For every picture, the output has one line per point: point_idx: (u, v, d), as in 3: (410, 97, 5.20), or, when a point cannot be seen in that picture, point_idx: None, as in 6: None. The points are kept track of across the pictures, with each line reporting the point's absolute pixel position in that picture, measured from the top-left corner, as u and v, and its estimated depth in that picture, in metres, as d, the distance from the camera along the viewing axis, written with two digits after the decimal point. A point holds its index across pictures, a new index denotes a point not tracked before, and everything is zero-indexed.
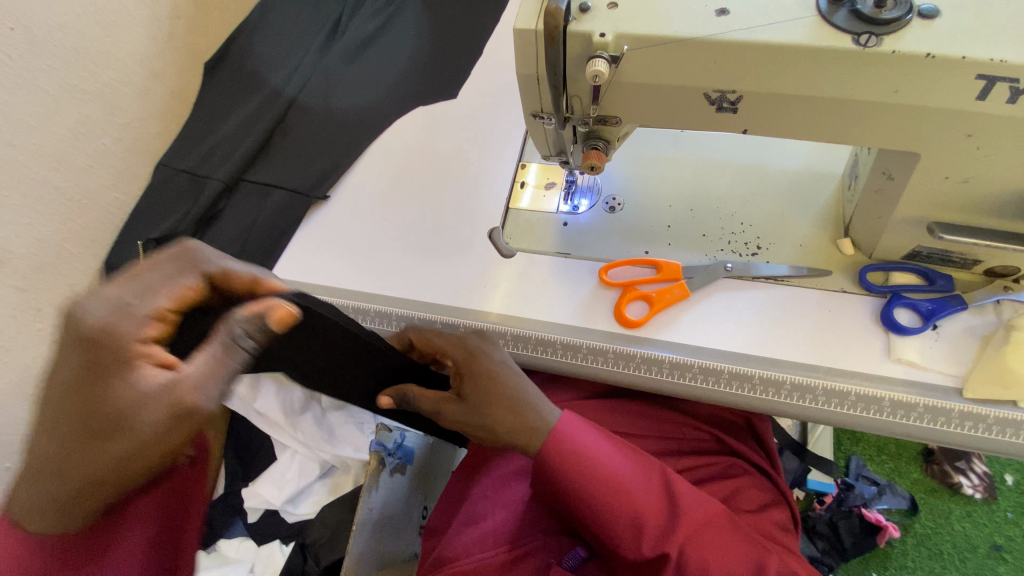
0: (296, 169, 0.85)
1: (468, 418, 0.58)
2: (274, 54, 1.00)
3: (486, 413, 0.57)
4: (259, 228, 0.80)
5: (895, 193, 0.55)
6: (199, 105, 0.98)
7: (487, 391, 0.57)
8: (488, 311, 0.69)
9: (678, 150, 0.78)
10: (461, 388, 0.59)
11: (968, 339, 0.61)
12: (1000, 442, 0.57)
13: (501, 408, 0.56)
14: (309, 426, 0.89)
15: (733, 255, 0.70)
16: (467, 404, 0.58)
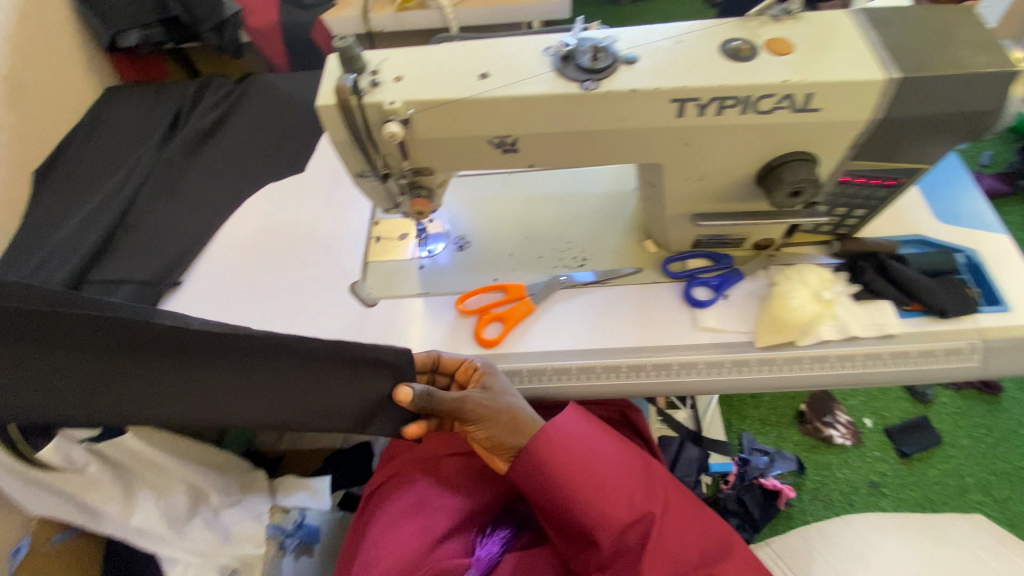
0: (142, 261, 0.90)
1: (491, 411, 0.67)
2: (110, 155, 1.06)
3: (514, 406, 0.68)
4: None
5: (660, 196, 0.72)
6: (29, 212, 0.98)
7: (507, 390, 0.70)
8: None
9: (509, 190, 0.94)
10: (485, 386, 0.69)
11: (749, 300, 0.77)
12: (789, 376, 0.72)
13: (522, 417, 0.68)
14: (200, 531, 0.85)
15: (566, 269, 0.84)
16: (493, 398, 0.67)
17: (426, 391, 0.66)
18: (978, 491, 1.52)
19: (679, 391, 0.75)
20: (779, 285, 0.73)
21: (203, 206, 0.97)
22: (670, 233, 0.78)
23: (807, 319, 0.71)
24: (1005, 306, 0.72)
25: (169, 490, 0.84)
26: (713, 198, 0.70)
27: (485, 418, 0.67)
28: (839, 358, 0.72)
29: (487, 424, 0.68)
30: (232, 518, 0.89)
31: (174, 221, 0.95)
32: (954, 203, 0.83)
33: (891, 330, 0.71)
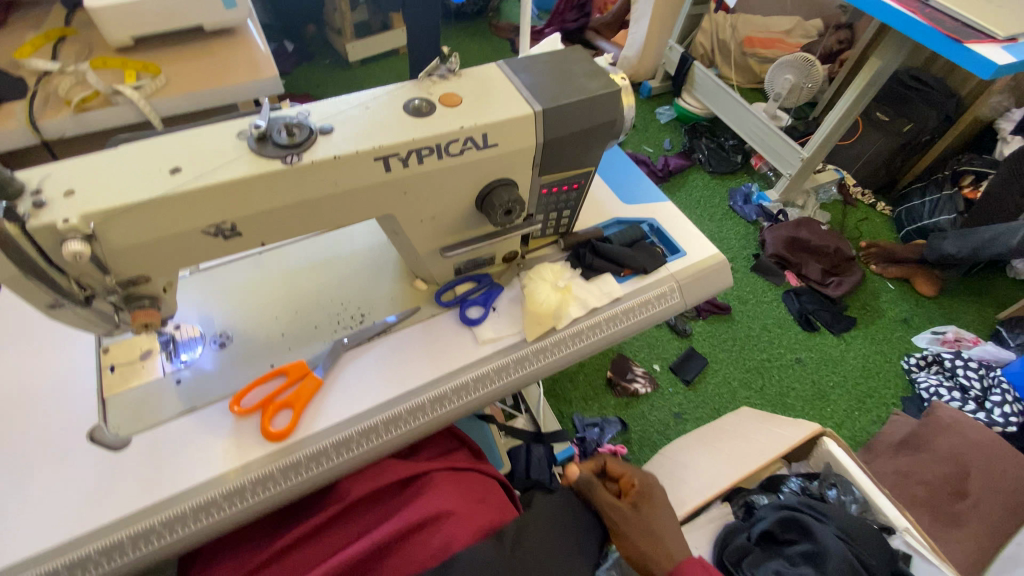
0: None
1: (629, 526, 0.81)
2: None
3: (655, 535, 0.79)
4: None
5: (404, 241, 0.77)
6: None
7: (661, 513, 0.83)
8: (130, 511, 0.67)
9: (264, 270, 0.90)
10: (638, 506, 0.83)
11: (513, 306, 0.88)
12: (561, 356, 0.85)
13: (621, 537, 0.81)
14: None
15: (346, 329, 0.84)
16: (638, 517, 0.81)
17: (588, 480, 0.84)
18: (742, 389, 1.95)
19: (476, 406, 0.81)
20: (527, 286, 0.86)
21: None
22: (430, 269, 0.84)
23: (555, 306, 0.84)
24: (682, 252, 0.97)
25: None
26: (452, 231, 0.79)
27: (619, 529, 0.81)
28: (589, 328, 0.87)
29: (625, 537, 0.81)
30: None
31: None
32: (632, 186, 1.08)
33: (617, 292, 0.89)
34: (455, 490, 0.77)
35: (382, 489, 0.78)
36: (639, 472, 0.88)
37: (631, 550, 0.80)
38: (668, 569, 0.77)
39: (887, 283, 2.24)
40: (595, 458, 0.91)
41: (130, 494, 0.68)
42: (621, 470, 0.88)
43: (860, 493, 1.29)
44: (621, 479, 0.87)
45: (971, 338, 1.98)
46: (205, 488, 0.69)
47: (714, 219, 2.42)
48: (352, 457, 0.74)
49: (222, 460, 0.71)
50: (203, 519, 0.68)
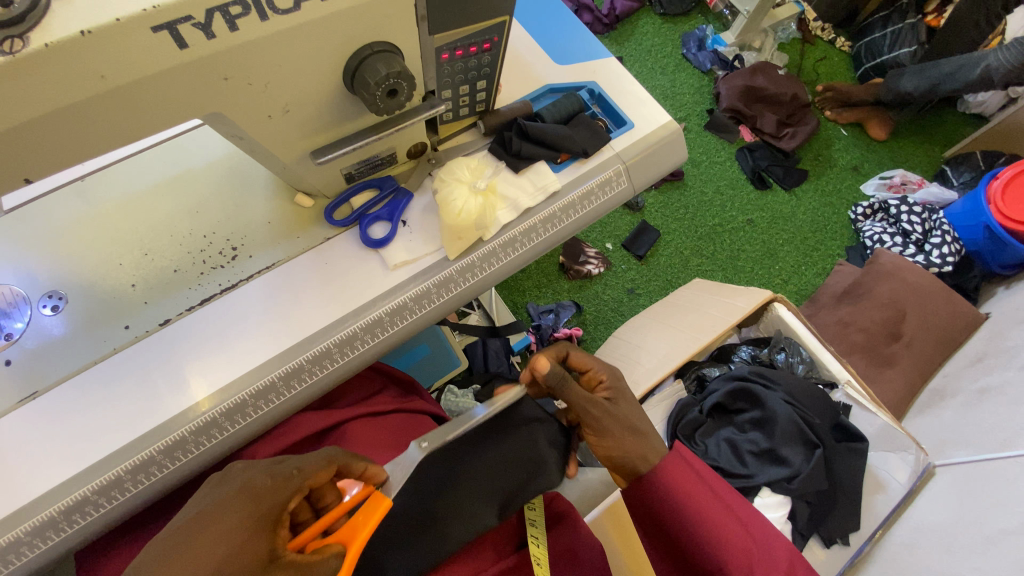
0: None
1: (609, 423, 0.70)
2: None
3: (636, 431, 0.71)
4: None
5: (256, 146, 0.56)
6: None
7: (635, 408, 0.73)
8: None
9: (93, 201, 0.68)
10: (613, 401, 0.72)
11: (426, 218, 0.71)
12: (491, 271, 0.71)
13: (603, 437, 0.70)
14: None
15: (217, 269, 0.67)
16: (616, 415, 0.70)
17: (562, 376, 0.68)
18: (694, 257, 1.91)
19: (398, 340, 0.68)
20: (439, 192, 0.68)
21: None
22: (307, 179, 0.65)
23: (477, 216, 0.68)
24: (630, 124, 0.79)
25: None
26: (321, 126, 0.58)
27: (597, 426, 0.69)
28: (525, 234, 0.72)
29: (606, 436, 0.70)
30: None
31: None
32: (564, 40, 0.85)
33: (553, 186, 0.73)
34: (373, 440, 0.68)
35: (296, 448, 0.67)
36: (605, 362, 0.75)
37: (609, 448, 0.70)
38: (648, 466, 0.69)
39: (841, 129, 2.13)
40: (556, 347, 0.75)
41: None
42: (591, 363, 0.73)
43: (807, 353, 1.30)
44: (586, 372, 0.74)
45: (917, 180, 1.93)
46: (69, 488, 0.57)
47: (665, 73, 2.17)
48: (254, 422, 0.62)
49: (88, 452, 0.58)
50: (74, 524, 0.56)
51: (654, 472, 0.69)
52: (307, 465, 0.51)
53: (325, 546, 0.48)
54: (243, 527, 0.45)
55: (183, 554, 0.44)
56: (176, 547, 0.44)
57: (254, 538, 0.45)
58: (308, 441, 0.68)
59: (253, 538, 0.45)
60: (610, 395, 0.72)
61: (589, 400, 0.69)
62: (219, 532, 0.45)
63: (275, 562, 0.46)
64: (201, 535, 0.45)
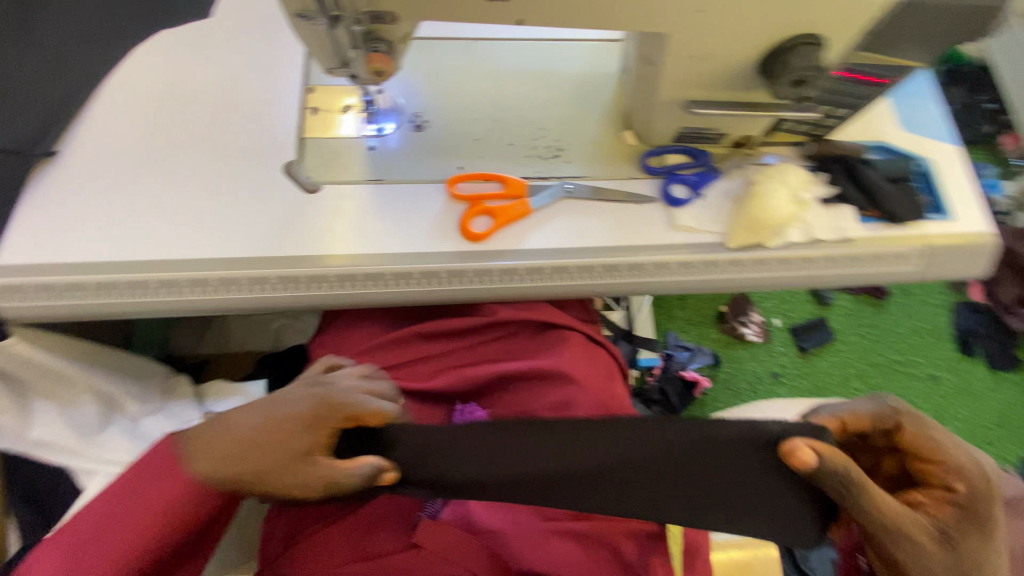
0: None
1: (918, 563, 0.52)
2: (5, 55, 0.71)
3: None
4: None
5: (654, 77, 0.65)
6: None
7: (974, 537, 0.54)
8: (329, 254, 0.67)
9: (473, 61, 0.81)
10: (943, 521, 0.54)
11: (726, 201, 0.74)
12: (751, 275, 0.74)
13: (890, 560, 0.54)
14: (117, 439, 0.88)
15: (540, 159, 0.76)
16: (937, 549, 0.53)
17: (843, 476, 0.50)
18: (855, 380, 1.76)
19: (646, 288, 0.74)
20: (758, 185, 0.72)
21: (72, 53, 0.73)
22: (654, 122, 0.72)
23: (781, 221, 0.71)
24: (949, 214, 0.77)
25: (71, 404, 0.85)
26: (711, 81, 0.64)
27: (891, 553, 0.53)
28: (801, 260, 0.73)
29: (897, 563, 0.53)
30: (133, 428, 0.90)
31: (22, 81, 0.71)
32: (912, 109, 0.84)
33: (852, 234, 0.74)
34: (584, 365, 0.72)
35: (518, 329, 0.75)
36: (953, 456, 0.55)
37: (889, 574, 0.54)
38: None
39: None
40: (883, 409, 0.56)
41: (305, 238, 0.68)
42: (943, 456, 0.55)
43: None
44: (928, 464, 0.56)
45: None
46: (375, 260, 0.68)
47: None
48: (517, 286, 0.71)
49: (398, 243, 0.69)
50: (365, 287, 0.69)
51: None
52: (366, 467, 0.54)
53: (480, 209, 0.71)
54: (292, 427, 0.53)
55: (243, 457, 0.53)
56: (257, 438, 0.53)
57: (302, 434, 0.53)
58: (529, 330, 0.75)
59: (298, 434, 0.53)
60: (948, 509, 0.54)
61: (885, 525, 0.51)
62: (274, 445, 0.53)
63: (312, 458, 0.53)
64: (258, 438, 0.53)
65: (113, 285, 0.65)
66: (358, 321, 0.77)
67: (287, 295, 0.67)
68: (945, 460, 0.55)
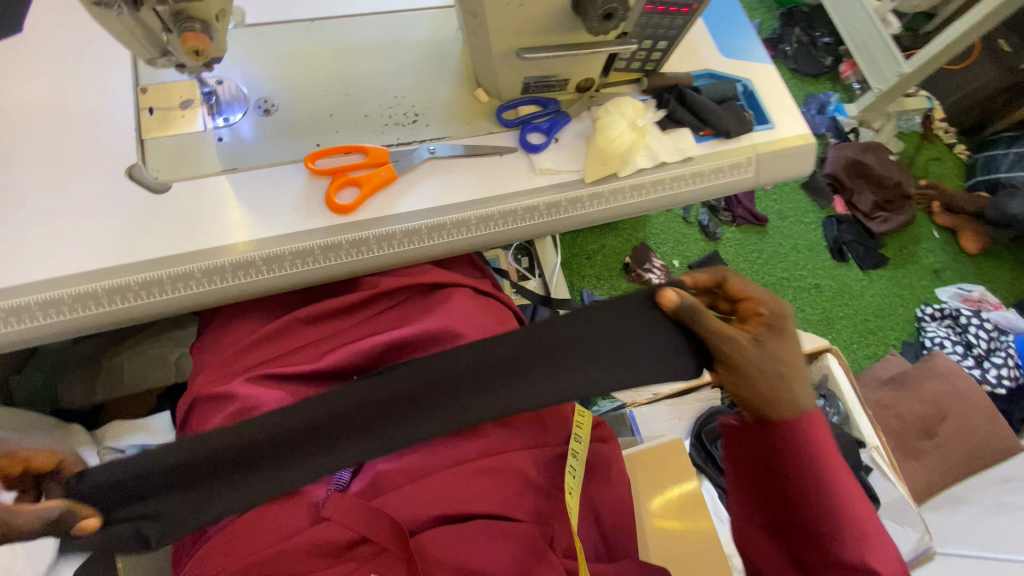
0: None
1: (753, 371, 0.58)
2: None
3: (779, 386, 0.58)
4: None
5: (483, 30, 0.69)
6: None
7: (790, 354, 0.60)
8: (234, 242, 0.67)
9: (314, 40, 0.80)
10: (762, 338, 0.60)
11: (578, 141, 0.80)
12: (617, 206, 0.79)
13: (733, 380, 0.60)
14: None
15: (398, 126, 0.77)
16: (761, 358, 0.58)
17: (691, 309, 0.60)
18: None
19: (524, 234, 0.77)
20: (601, 118, 0.78)
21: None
22: (498, 75, 0.76)
23: (626, 148, 0.76)
24: (771, 124, 0.87)
25: None
26: (536, 27, 0.69)
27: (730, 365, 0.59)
28: (651, 183, 0.80)
29: (739, 377, 0.59)
30: None
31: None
32: (731, 38, 0.94)
33: (691, 152, 0.82)
34: (473, 316, 0.75)
35: (402, 293, 0.76)
36: (766, 292, 0.63)
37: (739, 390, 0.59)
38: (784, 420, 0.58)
39: (933, 231, 2.03)
40: (712, 270, 0.65)
41: (161, 240, 0.66)
42: (750, 293, 0.62)
43: None
44: (742, 302, 0.63)
45: (995, 303, 1.83)
46: (240, 250, 0.67)
47: None
48: (397, 253, 0.72)
49: (265, 229, 0.69)
50: (238, 279, 0.67)
51: (789, 435, 0.58)
52: None
53: (344, 183, 0.72)
54: None
55: None
56: None
57: None
58: (414, 292, 0.77)
59: None
60: (759, 330, 0.60)
61: (717, 341, 0.59)
62: None
63: None
64: None
65: None
66: (238, 317, 0.75)
67: (154, 300, 0.64)
68: (756, 295, 0.62)
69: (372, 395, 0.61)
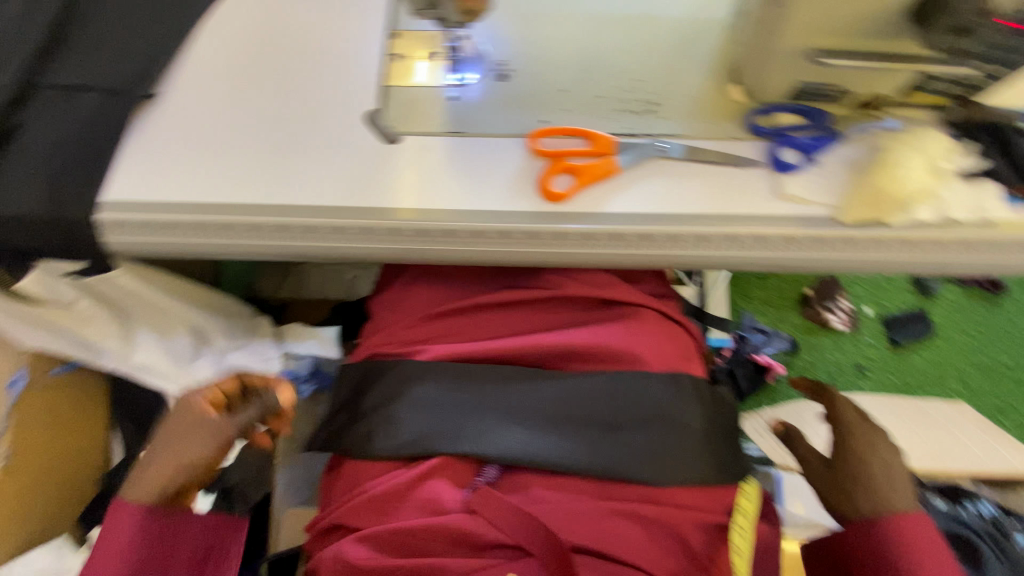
0: (101, 61, 0.72)
1: (840, 469, 0.70)
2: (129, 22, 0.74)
3: (860, 476, 0.68)
4: (72, 138, 0.68)
5: (781, 21, 0.60)
6: None
7: (874, 463, 0.68)
8: (407, 209, 0.66)
9: (565, 5, 0.75)
10: (847, 442, 0.71)
11: (844, 170, 0.65)
12: (865, 257, 0.65)
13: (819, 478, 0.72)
14: (206, 368, 0.97)
15: (631, 113, 0.70)
16: (845, 462, 0.70)
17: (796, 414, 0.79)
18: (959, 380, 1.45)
19: (740, 265, 0.67)
20: (891, 150, 0.63)
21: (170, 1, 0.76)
22: (769, 74, 0.64)
23: (910, 193, 0.61)
24: None
25: (169, 335, 0.94)
26: (847, 27, 0.58)
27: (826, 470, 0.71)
28: (926, 241, 0.63)
29: (835, 480, 0.70)
30: (236, 360, 1.00)
31: (124, 23, 0.74)
32: None
33: (996, 218, 0.62)
34: (657, 345, 0.67)
35: (580, 301, 0.70)
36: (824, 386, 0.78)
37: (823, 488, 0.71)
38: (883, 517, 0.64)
39: None
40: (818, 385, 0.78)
41: (382, 190, 0.67)
42: (836, 407, 0.74)
43: None
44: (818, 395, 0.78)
45: None
46: (448, 216, 0.66)
47: None
48: (597, 254, 0.67)
49: (476, 200, 0.67)
50: (444, 244, 0.67)
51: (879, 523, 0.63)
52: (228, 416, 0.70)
53: (562, 167, 0.67)
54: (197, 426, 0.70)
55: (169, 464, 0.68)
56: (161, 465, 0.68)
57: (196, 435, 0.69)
58: (592, 303, 0.70)
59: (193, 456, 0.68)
60: (847, 425, 0.72)
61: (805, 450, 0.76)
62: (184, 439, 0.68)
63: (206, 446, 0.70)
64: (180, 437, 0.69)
65: (205, 227, 0.67)
66: (424, 279, 0.76)
67: (363, 244, 0.67)
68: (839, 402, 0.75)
69: (487, 402, 0.65)
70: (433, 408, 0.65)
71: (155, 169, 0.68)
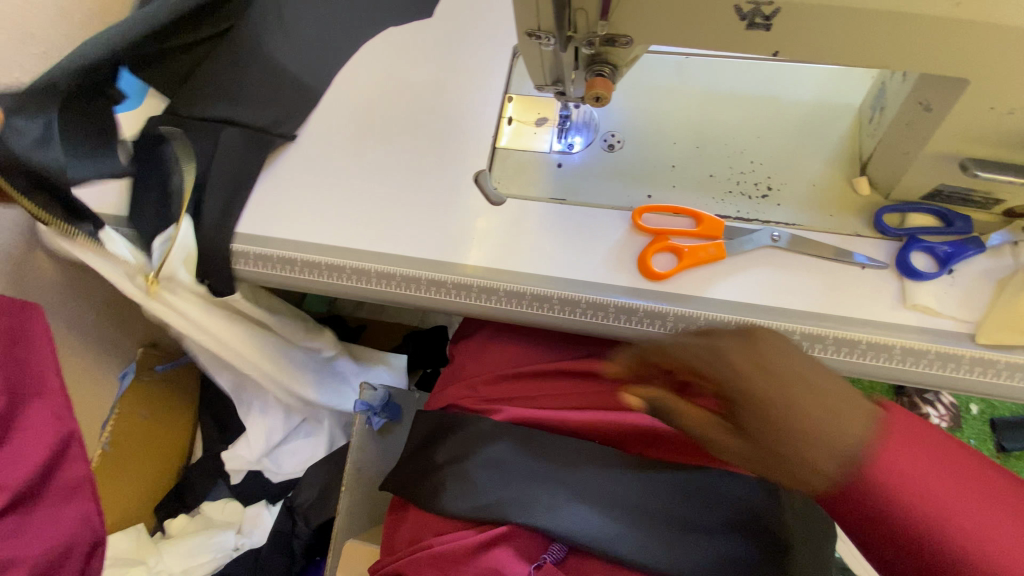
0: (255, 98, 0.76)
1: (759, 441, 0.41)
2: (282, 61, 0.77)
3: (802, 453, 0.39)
4: (222, 173, 0.73)
5: (929, 127, 0.55)
6: None
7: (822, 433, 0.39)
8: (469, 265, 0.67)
9: (682, 79, 0.74)
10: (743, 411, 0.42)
11: (984, 284, 0.60)
12: (1006, 386, 0.58)
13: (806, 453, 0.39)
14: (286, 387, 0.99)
15: (743, 197, 0.67)
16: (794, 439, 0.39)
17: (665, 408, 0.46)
18: None
19: (855, 374, 0.61)
20: None
21: (320, 49, 0.81)
22: (905, 175, 0.60)
23: None
24: None
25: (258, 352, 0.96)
26: (1003, 141, 0.54)
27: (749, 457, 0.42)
28: None
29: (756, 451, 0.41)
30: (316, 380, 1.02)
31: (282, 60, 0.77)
32: None
33: None
34: None
35: None
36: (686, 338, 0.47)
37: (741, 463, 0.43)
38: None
39: None
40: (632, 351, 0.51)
41: (482, 249, 0.68)
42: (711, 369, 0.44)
43: None
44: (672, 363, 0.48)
45: None
46: (542, 283, 0.66)
47: None
48: None
49: (571, 270, 0.66)
50: (531, 310, 0.67)
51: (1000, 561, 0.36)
52: None
53: (666, 244, 0.65)
54: None
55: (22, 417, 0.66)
56: None
57: None
58: None
59: None
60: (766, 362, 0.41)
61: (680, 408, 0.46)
62: None
63: None
64: None
65: (314, 266, 0.70)
66: (507, 336, 0.77)
67: (456, 301, 0.68)
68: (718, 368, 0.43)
69: (564, 477, 0.63)
70: (508, 471, 0.63)
71: (282, 206, 0.73)
